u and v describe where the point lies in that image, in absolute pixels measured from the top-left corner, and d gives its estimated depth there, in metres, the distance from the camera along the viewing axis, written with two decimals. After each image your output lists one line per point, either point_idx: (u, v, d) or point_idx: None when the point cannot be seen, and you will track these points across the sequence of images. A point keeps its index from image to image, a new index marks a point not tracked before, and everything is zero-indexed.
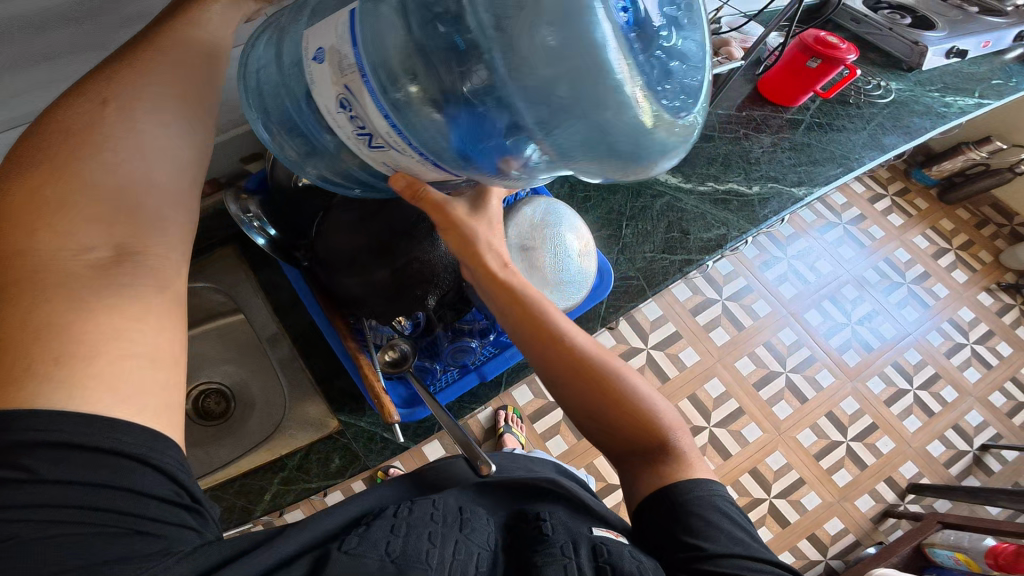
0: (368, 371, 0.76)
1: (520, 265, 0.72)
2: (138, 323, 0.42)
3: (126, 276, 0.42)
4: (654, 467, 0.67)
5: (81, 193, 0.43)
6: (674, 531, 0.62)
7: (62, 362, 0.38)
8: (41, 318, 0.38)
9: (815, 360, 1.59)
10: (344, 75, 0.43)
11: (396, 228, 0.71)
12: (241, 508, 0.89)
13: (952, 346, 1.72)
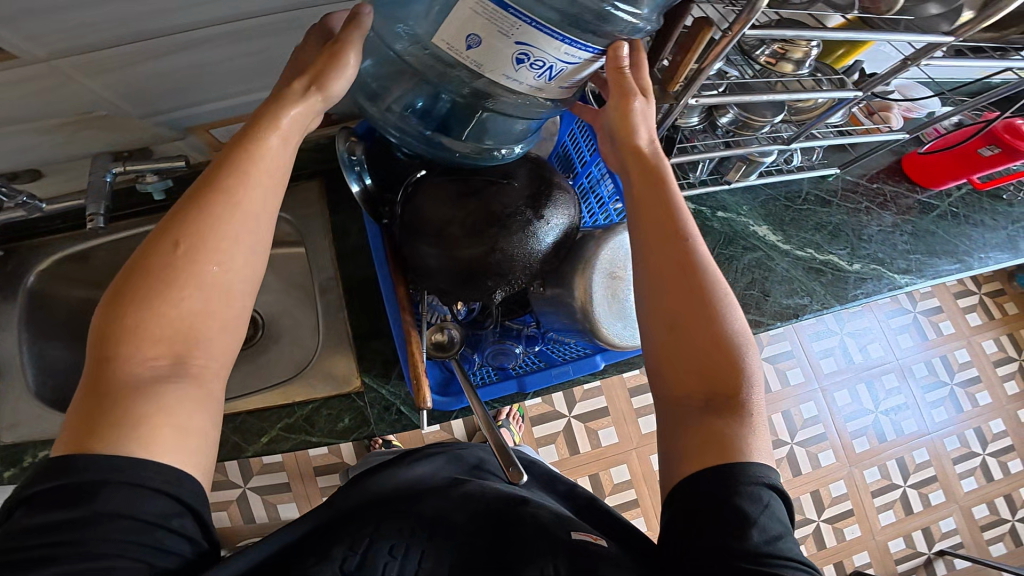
0: (416, 348, 0.71)
1: (602, 290, 0.67)
2: (184, 407, 0.43)
3: (171, 392, 0.42)
4: (711, 419, 0.50)
5: (151, 323, 0.43)
6: (714, 505, 0.46)
7: (116, 425, 0.40)
8: (110, 403, 0.41)
9: (825, 439, 1.54)
10: (512, 33, 0.47)
11: (491, 212, 0.65)
12: (234, 445, 0.86)
13: (963, 453, 1.59)
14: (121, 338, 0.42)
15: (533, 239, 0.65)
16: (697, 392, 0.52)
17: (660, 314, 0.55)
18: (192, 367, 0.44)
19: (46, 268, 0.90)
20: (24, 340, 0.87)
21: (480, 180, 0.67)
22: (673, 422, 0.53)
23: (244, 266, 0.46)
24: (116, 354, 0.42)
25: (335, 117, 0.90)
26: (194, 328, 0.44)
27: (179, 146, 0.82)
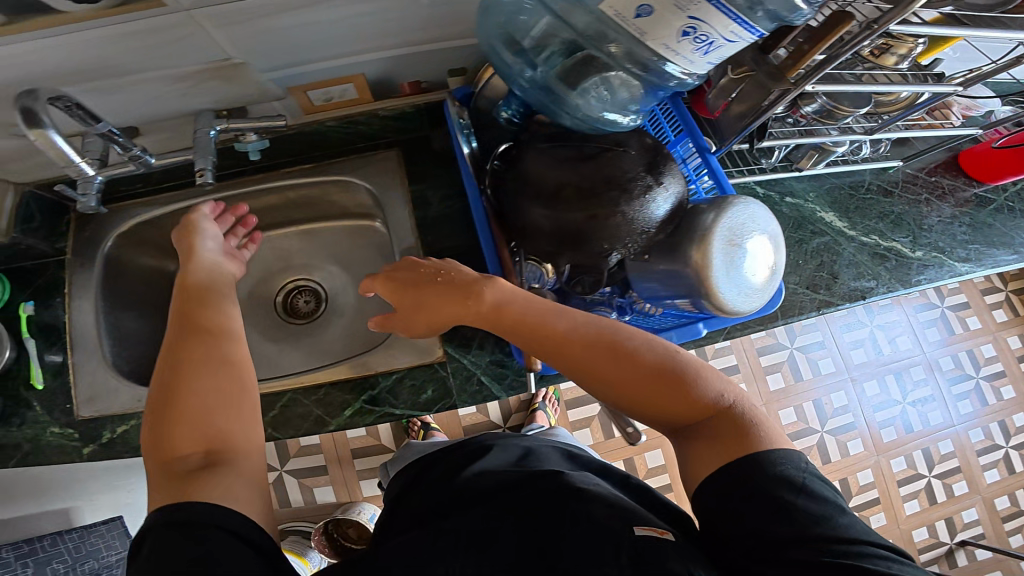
0: None
1: (720, 257, 0.66)
2: (232, 474, 0.52)
3: (217, 471, 0.52)
4: (711, 442, 0.54)
5: (175, 425, 0.54)
6: (769, 522, 0.48)
7: (184, 492, 0.50)
8: (176, 485, 0.51)
9: (853, 428, 1.58)
10: (687, 8, 0.48)
11: (612, 176, 0.64)
12: (316, 418, 0.85)
13: (987, 446, 1.64)
14: (162, 450, 0.53)
15: (647, 207, 0.64)
16: (686, 426, 0.57)
17: (603, 387, 0.60)
18: (236, 453, 0.54)
19: (121, 236, 0.85)
20: (100, 308, 0.82)
21: (598, 144, 0.66)
22: (685, 455, 0.56)
23: (232, 378, 0.58)
24: (162, 450, 0.53)
25: (425, 85, 0.90)
26: (223, 431, 0.55)
27: (276, 107, 0.81)
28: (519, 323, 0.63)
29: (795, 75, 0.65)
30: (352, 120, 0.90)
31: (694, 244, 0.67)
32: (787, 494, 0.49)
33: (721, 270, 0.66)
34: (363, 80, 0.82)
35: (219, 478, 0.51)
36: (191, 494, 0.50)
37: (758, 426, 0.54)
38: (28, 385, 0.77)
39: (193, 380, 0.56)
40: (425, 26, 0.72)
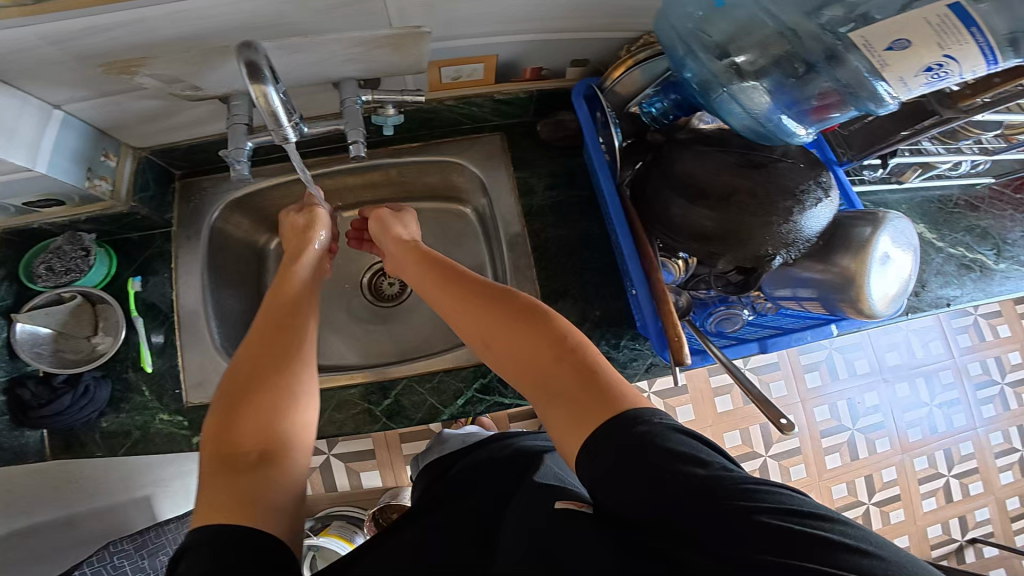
0: (672, 313, 0.68)
1: (872, 261, 0.67)
2: (275, 486, 0.51)
3: (256, 479, 0.51)
4: (568, 398, 0.55)
5: (247, 414, 0.55)
6: (647, 481, 0.47)
7: (229, 501, 0.49)
8: (229, 487, 0.50)
9: (882, 428, 1.66)
10: (951, 45, 0.47)
11: (785, 185, 0.61)
12: (430, 406, 0.85)
13: (1004, 449, 1.74)
14: (225, 432, 0.53)
15: (815, 215, 0.61)
16: (546, 379, 0.58)
17: (479, 345, 0.66)
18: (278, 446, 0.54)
19: (226, 210, 0.79)
20: (207, 286, 0.77)
21: (767, 154, 0.62)
22: (545, 412, 0.57)
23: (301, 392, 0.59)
24: (222, 437, 0.53)
25: (545, 73, 0.82)
26: (281, 433, 0.55)
27: (406, 82, 0.78)
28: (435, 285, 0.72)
29: (967, 104, 0.62)
30: (466, 100, 0.85)
31: (849, 251, 0.68)
32: (651, 442, 0.48)
33: (875, 274, 0.67)
34: (495, 62, 0.77)
35: (270, 474, 0.52)
36: (230, 500, 0.49)
37: (619, 387, 0.55)
38: (135, 366, 0.72)
39: (282, 385, 0.58)
40: (592, 9, 0.66)
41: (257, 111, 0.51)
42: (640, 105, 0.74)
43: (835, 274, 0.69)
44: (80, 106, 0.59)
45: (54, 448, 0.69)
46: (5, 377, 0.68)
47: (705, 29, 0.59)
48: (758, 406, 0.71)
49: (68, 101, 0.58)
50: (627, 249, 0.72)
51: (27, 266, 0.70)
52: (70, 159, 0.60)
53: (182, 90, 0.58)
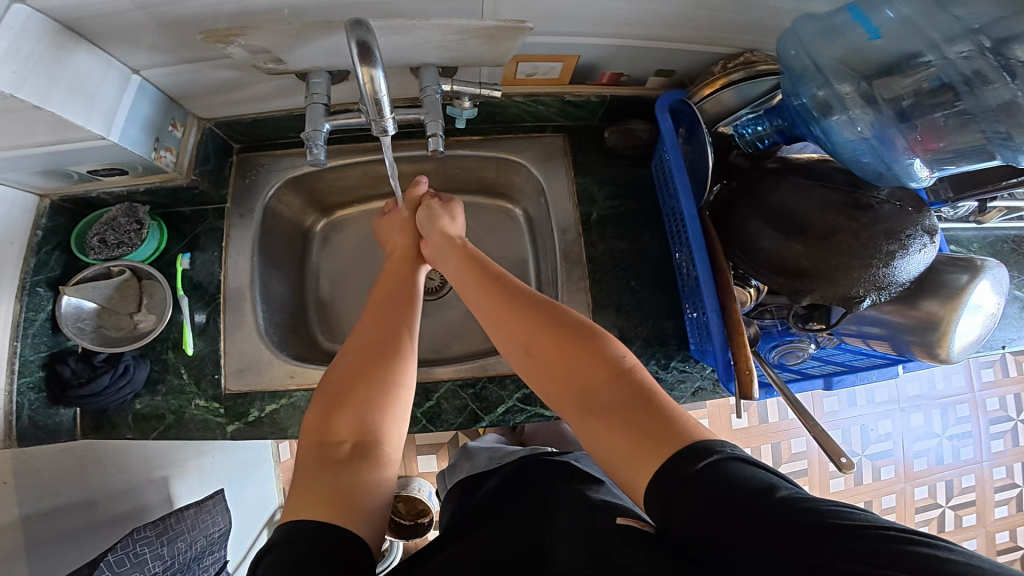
0: (744, 349, 0.66)
1: (961, 308, 0.66)
2: (362, 485, 0.53)
3: (348, 473, 0.53)
4: (628, 422, 0.51)
5: (351, 407, 0.58)
6: (720, 513, 0.42)
7: (329, 493, 0.52)
8: (327, 480, 0.53)
9: (890, 456, 1.67)
10: None
11: (889, 228, 0.59)
12: (470, 412, 0.81)
13: (1004, 484, 1.76)
14: (331, 421, 0.57)
15: (907, 262, 0.60)
16: (595, 400, 0.55)
17: (517, 360, 0.64)
18: (371, 443, 0.57)
19: (280, 190, 0.79)
20: (257, 262, 0.76)
21: (874, 194, 0.61)
22: (595, 432, 0.54)
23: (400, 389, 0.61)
24: (326, 426, 0.57)
25: (625, 79, 0.78)
26: (376, 428, 0.58)
27: (480, 73, 0.73)
28: (474, 284, 0.70)
29: None
30: (534, 97, 0.81)
31: (937, 296, 0.67)
32: (723, 476, 0.43)
33: (965, 319, 0.66)
34: (575, 62, 0.72)
35: (362, 471, 0.54)
36: (334, 490, 0.52)
37: (681, 419, 0.50)
38: (176, 348, 0.72)
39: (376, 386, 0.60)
40: (692, 22, 0.63)
41: (362, 96, 0.48)
42: (733, 126, 0.73)
43: (919, 319, 0.68)
44: (158, 72, 0.59)
45: (86, 427, 0.68)
46: (46, 351, 0.66)
47: (845, 54, 0.57)
48: (817, 441, 0.69)
49: (148, 66, 0.57)
50: (704, 274, 0.69)
51: (80, 237, 0.69)
52: (143, 127, 0.60)
53: (266, 63, 0.56)
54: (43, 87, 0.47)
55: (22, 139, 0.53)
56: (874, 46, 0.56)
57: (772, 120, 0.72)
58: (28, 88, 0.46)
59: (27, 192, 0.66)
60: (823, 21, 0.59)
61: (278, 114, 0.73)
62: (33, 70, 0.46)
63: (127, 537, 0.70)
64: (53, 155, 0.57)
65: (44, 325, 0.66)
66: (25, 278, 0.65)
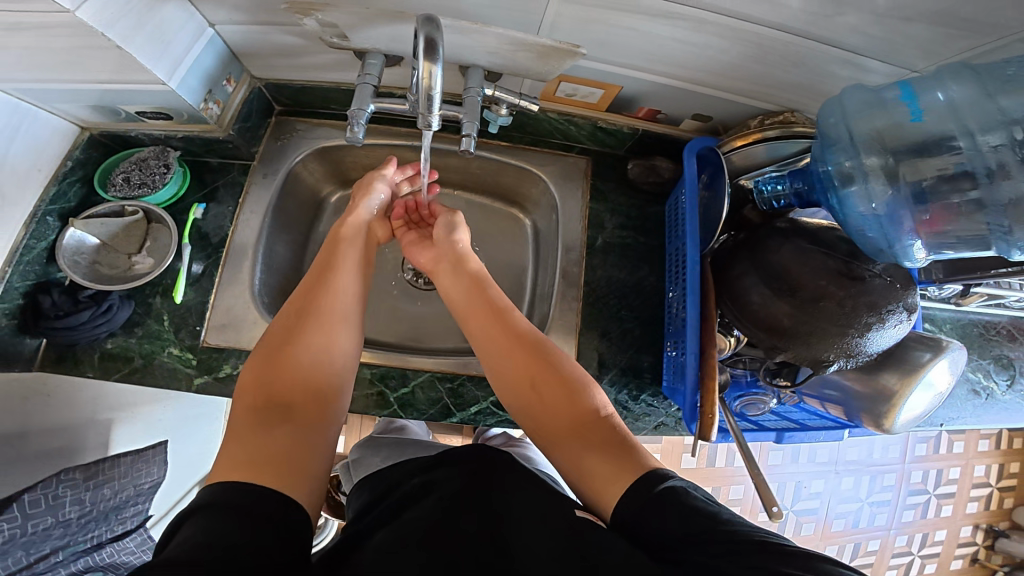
0: (715, 390, 0.68)
1: (914, 384, 0.72)
2: (301, 456, 0.55)
3: (284, 443, 0.55)
4: (601, 452, 0.57)
5: (287, 376, 0.62)
6: (665, 521, 0.48)
7: (262, 465, 0.52)
8: (263, 451, 0.53)
9: (812, 513, 1.79)
10: None
11: (873, 301, 0.64)
12: (444, 407, 0.80)
13: (903, 551, 1.89)
14: (271, 390, 0.60)
15: (876, 333, 0.65)
16: (576, 433, 0.60)
17: (508, 389, 0.67)
18: (303, 411, 0.60)
19: (307, 157, 0.83)
20: (266, 222, 0.78)
21: (868, 268, 0.65)
22: (579, 461, 0.58)
23: (332, 360, 0.66)
24: (266, 394, 0.60)
25: (660, 117, 0.81)
26: (317, 393, 0.62)
27: (522, 85, 0.75)
28: (469, 297, 0.74)
29: None
30: (568, 117, 0.83)
31: (898, 369, 0.73)
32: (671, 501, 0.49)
33: (916, 395, 0.73)
34: (617, 91, 0.75)
35: (300, 438, 0.57)
36: (269, 457, 0.53)
37: (631, 445, 0.57)
38: (164, 293, 0.72)
39: (298, 359, 0.63)
40: (738, 75, 0.66)
41: (416, 90, 0.46)
42: (753, 181, 0.76)
43: (877, 389, 0.74)
44: (233, 29, 0.61)
45: (48, 357, 0.67)
46: (33, 280, 0.66)
47: (882, 128, 0.58)
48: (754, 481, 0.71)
49: (224, 23, 0.60)
50: (697, 315, 0.72)
51: (104, 173, 0.72)
52: (200, 78, 0.63)
53: (331, 37, 0.58)
54: (132, 31, 0.50)
55: (88, 75, 0.56)
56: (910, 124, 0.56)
57: (794, 181, 0.73)
58: (118, 28, 0.48)
59: (67, 121, 0.68)
60: (867, 96, 0.60)
61: (324, 85, 0.77)
62: (128, 15, 0.48)
63: (51, 477, 0.64)
64: (106, 93, 0.60)
65: (42, 254, 0.67)
66: (38, 206, 0.66)
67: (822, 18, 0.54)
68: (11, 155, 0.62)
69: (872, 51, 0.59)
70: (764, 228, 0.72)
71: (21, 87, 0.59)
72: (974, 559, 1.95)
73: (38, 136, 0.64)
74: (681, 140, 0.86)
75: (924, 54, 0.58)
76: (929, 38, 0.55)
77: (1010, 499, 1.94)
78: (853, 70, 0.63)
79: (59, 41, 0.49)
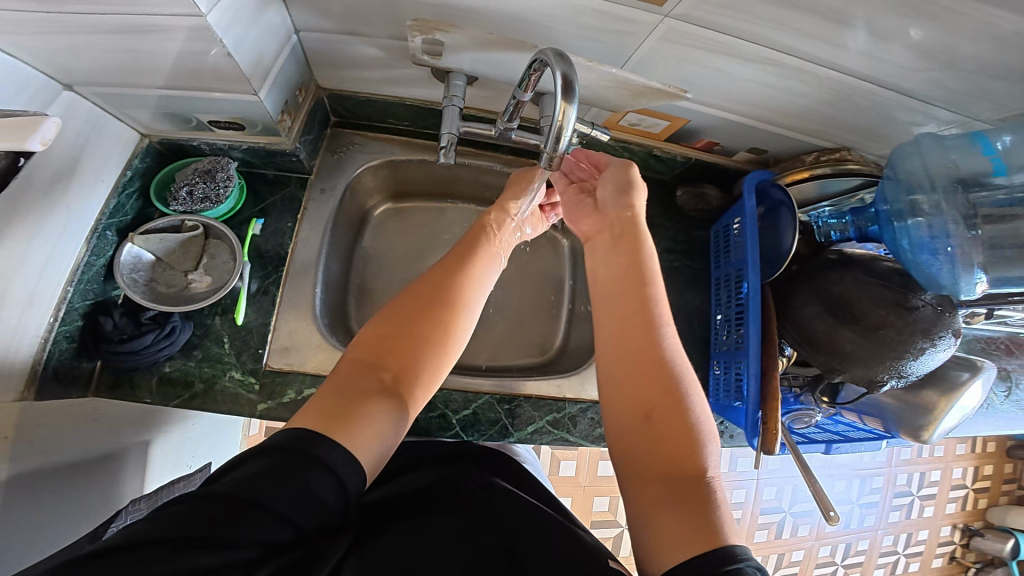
0: (777, 411, 0.73)
1: (954, 398, 0.76)
2: (370, 447, 0.45)
3: (365, 422, 0.46)
4: (684, 503, 0.45)
5: (405, 338, 0.54)
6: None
7: (339, 428, 0.45)
8: (350, 411, 0.46)
9: (809, 516, 1.86)
10: None
11: (927, 327, 0.67)
12: (501, 426, 0.81)
13: (890, 551, 1.98)
14: (380, 342, 0.53)
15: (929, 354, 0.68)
16: (672, 466, 0.48)
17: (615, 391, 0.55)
18: (396, 384, 0.51)
19: (369, 168, 0.79)
20: (325, 240, 0.75)
21: (920, 297, 0.67)
22: (655, 504, 0.46)
23: (439, 345, 0.55)
24: (375, 343, 0.53)
25: (717, 149, 0.83)
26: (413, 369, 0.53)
27: (589, 113, 0.76)
28: (621, 288, 0.62)
29: None
30: (625, 144, 0.83)
31: (939, 387, 0.78)
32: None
33: (951, 413, 0.77)
34: (682, 125, 0.75)
35: (377, 417, 0.47)
36: (339, 419, 0.45)
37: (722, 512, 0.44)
38: (224, 314, 0.69)
39: (417, 339, 0.54)
40: (808, 116, 0.68)
41: (550, 130, 0.49)
42: (810, 214, 0.82)
43: (917, 404, 0.79)
44: (314, 36, 0.57)
45: (104, 382, 0.63)
46: (92, 300, 0.61)
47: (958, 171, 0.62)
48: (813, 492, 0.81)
49: (307, 28, 0.56)
50: (756, 339, 0.75)
51: (161, 185, 0.65)
52: (281, 89, 0.58)
53: (423, 54, 0.57)
54: (241, 32, 0.45)
55: (157, 80, 0.50)
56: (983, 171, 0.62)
57: (855, 216, 0.76)
58: (233, 33, 0.44)
59: (129, 128, 0.60)
60: (940, 142, 0.63)
61: (388, 98, 0.72)
62: (241, 22, 0.44)
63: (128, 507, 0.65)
64: (164, 99, 0.53)
65: (99, 272, 0.61)
66: (98, 220, 0.60)
67: (908, 68, 0.56)
68: (83, 167, 0.55)
69: (944, 101, 0.62)
70: (821, 257, 0.75)
71: (97, 90, 0.52)
72: (951, 557, 2.04)
73: (103, 143, 0.57)
74: (730, 170, 0.88)
75: (991, 106, 0.61)
76: (1004, 91, 0.58)
77: (984, 499, 2.04)
78: (920, 117, 0.65)
79: (165, 62, 0.47)
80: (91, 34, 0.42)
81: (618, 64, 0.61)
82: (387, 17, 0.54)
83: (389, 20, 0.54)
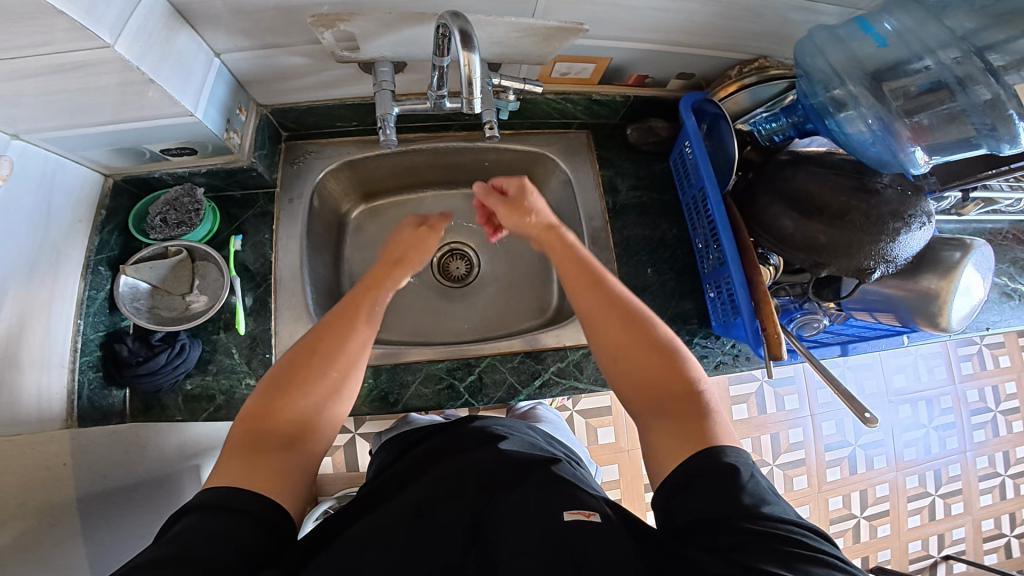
0: (771, 312, 0.72)
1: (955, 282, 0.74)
2: (295, 485, 0.52)
3: (282, 467, 0.52)
4: (686, 427, 0.54)
5: (291, 399, 0.56)
6: (707, 498, 0.48)
7: (256, 480, 0.49)
8: (264, 469, 0.50)
9: (882, 445, 1.75)
10: None
11: (895, 210, 0.66)
12: (509, 386, 0.83)
13: (988, 474, 1.83)
14: (273, 410, 0.55)
15: (904, 238, 0.66)
16: (670, 408, 0.57)
17: (610, 353, 0.63)
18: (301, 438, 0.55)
19: (330, 172, 0.84)
20: (304, 248, 0.80)
21: (878, 180, 0.67)
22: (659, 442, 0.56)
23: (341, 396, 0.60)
24: (267, 414, 0.55)
25: (649, 81, 0.85)
26: (313, 421, 0.57)
27: (521, 70, 0.79)
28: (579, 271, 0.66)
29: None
30: (565, 96, 0.85)
31: (936, 271, 0.74)
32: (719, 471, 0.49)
33: (958, 299, 0.74)
34: (607, 64, 0.78)
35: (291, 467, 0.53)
36: (258, 480, 0.50)
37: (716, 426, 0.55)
38: (227, 328, 0.75)
39: (310, 395, 0.57)
40: (720, 19, 0.69)
41: (460, 79, 0.56)
42: (749, 124, 0.83)
43: (921, 292, 0.75)
44: (237, 56, 0.63)
45: (136, 408, 0.71)
46: (104, 331, 0.69)
47: (855, 57, 0.66)
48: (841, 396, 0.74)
49: (229, 50, 0.62)
50: (732, 249, 0.75)
51: (137, 219, 0.72)
52: (218, 109, 0.64)
53: (343, 50, 0.63)
54: (157, 60, 0.51)
55: (101, 116, 0.56)
56: (881, 48, 0.65)
57: (789, 115, 0.79)
58: (148, 59, 0.50)
59: (93, 171, 0.68)
60: (835, 37, 0.68)
61: (328, 103, 0.78)
62: (153, 44, 0.51)
63: None
64: (120, 133, 0.60)
65: (103, 304, 0.69)
66: (88, 258, 0.68)
67: None
68: (55, 206, 0.63)
69: None
70: (779, 167, 0.74)
71: (46, 136, 0.59)
72: None
73: (68, 187, 0.64)
74: (671, 100, 0.89)
75: None
76: None
77: None
78: (810, 15, 0.71)
79: (111, 104, 0.54)
80: (23, 79, 0.48)
81: (517, 14, 0.65)
82: (291, 23, 0.60)
83: (298, 24, 0.60)
